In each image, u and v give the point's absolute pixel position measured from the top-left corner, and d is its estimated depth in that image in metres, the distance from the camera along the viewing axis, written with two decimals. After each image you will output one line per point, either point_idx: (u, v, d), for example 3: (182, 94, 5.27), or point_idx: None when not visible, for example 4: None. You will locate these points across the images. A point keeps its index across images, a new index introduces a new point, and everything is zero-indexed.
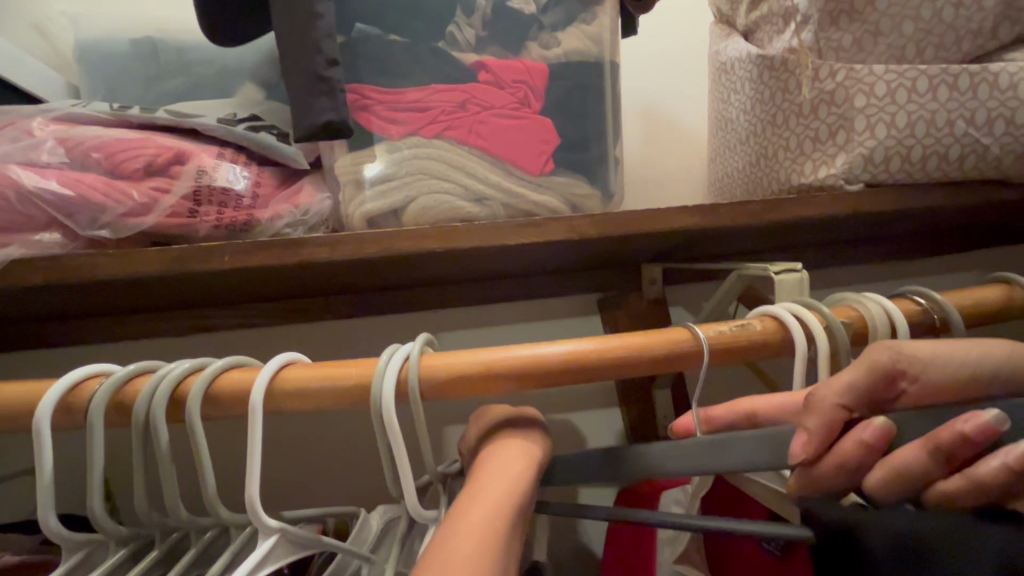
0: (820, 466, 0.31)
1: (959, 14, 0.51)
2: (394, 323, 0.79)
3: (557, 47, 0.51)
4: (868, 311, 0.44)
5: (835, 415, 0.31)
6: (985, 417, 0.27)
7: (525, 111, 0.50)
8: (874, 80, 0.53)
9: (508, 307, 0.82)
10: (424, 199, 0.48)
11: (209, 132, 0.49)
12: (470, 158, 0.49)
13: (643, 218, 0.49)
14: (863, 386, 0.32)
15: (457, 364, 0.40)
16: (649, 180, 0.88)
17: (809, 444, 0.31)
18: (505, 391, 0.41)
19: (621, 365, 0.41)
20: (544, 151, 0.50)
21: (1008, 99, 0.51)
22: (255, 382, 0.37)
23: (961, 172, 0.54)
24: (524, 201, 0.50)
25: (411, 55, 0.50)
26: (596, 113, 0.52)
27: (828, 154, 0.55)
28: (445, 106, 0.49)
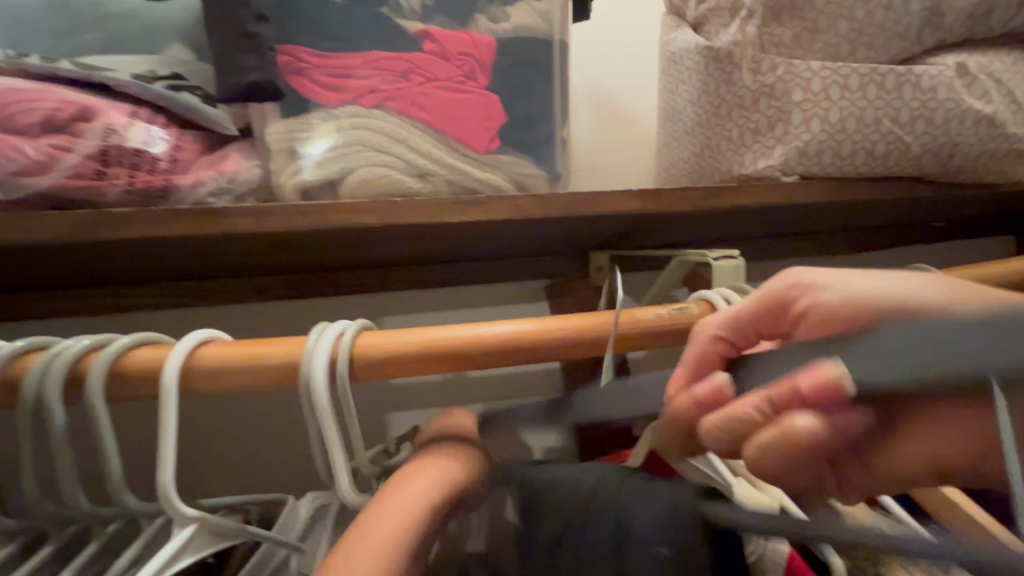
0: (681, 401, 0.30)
1: (888, 17, 0.54)
2: (336, 305, 0.76)
3: (505, 21, 0.50)
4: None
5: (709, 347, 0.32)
6: (820, 366, 0.22)
7: (471, 85, 0.48)
8: (811, 76, 0.55)
9: (456, 292, 0.81)
10: (362, 171, 0.46)
11: (121, 89, 0.44)
12: (412, 131, 0.47)
13: (588, 200, 0.49)
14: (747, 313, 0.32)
15: (391, 343, 0.38)
16: (600, 169, 0.88)
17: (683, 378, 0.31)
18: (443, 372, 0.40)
19: (564, 346, 0.41)
20: (490, 127, 0.49)
21: (929, 100, 0.53)
22: (167, 360, 0.34)
23: (885, 168, 0.56)
24: (468, 177, 0.48)
25: (350, 18, 0.47)
26: (544, 92, 0.51)
27: (767, 146, 0.57)
28: (386, 76, 0.46)
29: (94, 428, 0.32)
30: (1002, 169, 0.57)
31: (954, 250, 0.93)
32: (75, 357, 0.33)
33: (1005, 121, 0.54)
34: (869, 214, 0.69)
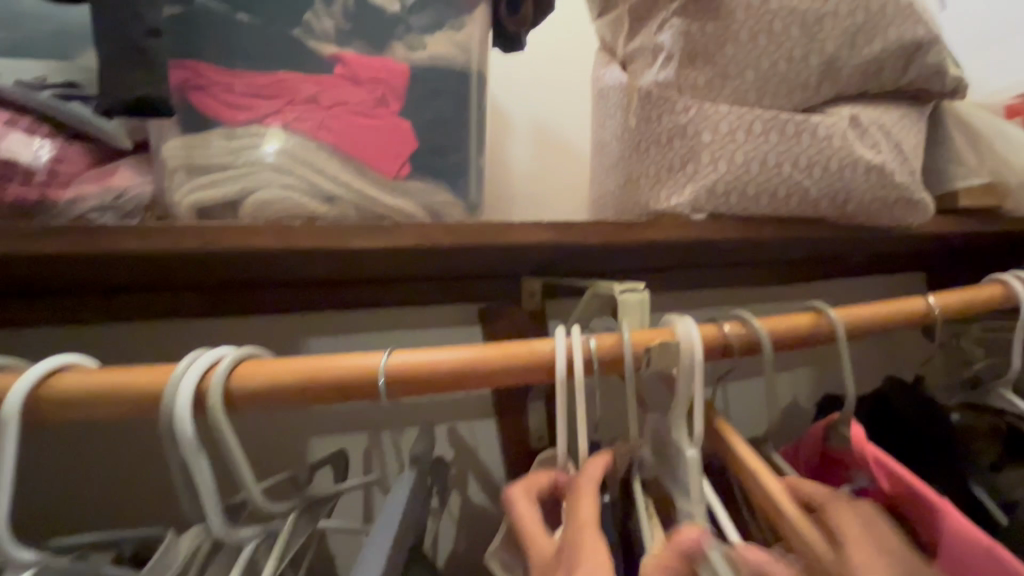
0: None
1: (790, 68, 0.57)
2: (258, 325, 0.74)
3: (422, 50, 0.50)
4: (684, 334, 0.45)
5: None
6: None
7: (382, 111, 0.48)
8: (718, 119, 0.57)
9: (388, 315, 0.80)
10: (263, 193, 0.45)
11: (4, 96, 0.42)
12: (318, 155, 0.46)
13: (495, 230, 0.49)
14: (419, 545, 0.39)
15: (269, 373, 0.36)
16: (538, 196, 0.90)
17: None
18: (328, 403, 0.38)
19: (451, 378, 0.40)
20: (400, 154, 0.48)
21: (826, 148, 0.56)
22: (11, 390, 0.32)
23: (788, 210, 0.59)
24: (376, 204, 0.48)
25: (260, 37, 0.46)
26: (459, 122, 0.51)
27: (679, 185, 0.59)
28: (292, 97, 0.46)
29: None
30: (893, 217, 0.61)
31: (863, 286, 0.99)
32: None
33: (892, 171, 0.58)
34: (781, 250, 0.72)
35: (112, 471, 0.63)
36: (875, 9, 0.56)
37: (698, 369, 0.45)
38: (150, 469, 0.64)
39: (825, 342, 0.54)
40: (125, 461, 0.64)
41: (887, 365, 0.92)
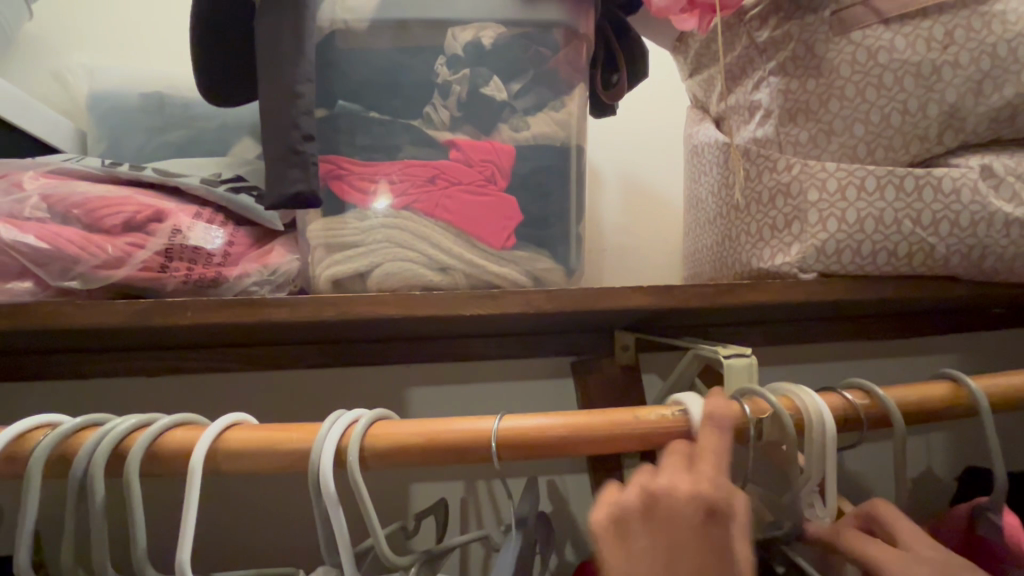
0: None
1: (905, 120, 0.55)
2: (369, 374, 0.81)
3: (525, 130, 0.55)
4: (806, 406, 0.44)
5: None
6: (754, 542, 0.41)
7: (491, 189, 0.52)
8: (826, 176, 0.56)
9: (485, 366, 0.83)
10: (388, 266, 0.50)
11: (192, 192, 0.52)
12: (436, 231, 0.51)
13: (596, 295, 0.51)
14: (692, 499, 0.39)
15: (400, 436, 0.40)
16: (629, 248, 0.91)
17: None
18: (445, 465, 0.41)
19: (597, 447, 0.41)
20: (507, 227, 0.52)
21: (953, 203, 0.52)
22: (197, 445, 0.38)
23: (911, 268, 0.55)
24: (486, 272, 0.52)
25: (389, 130, 0.53)
26: (559, 194, 0.55)
27: (784, 243, 0.58)
28: (414, 181, 0.52)
29: (128, 501, 0.36)
30: None
31: (1005, 341, 0.88)
32: (120, 438, 0.38)
33: None
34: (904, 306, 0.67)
35: (248, 506, 0.71)
36: (1002, 54, 0.52)
37: (814, 446, 0.43)
38: (277, 506, 0.71)
39: (966, 415, 0.49)
40: (258, 500, 0.71)
41: None
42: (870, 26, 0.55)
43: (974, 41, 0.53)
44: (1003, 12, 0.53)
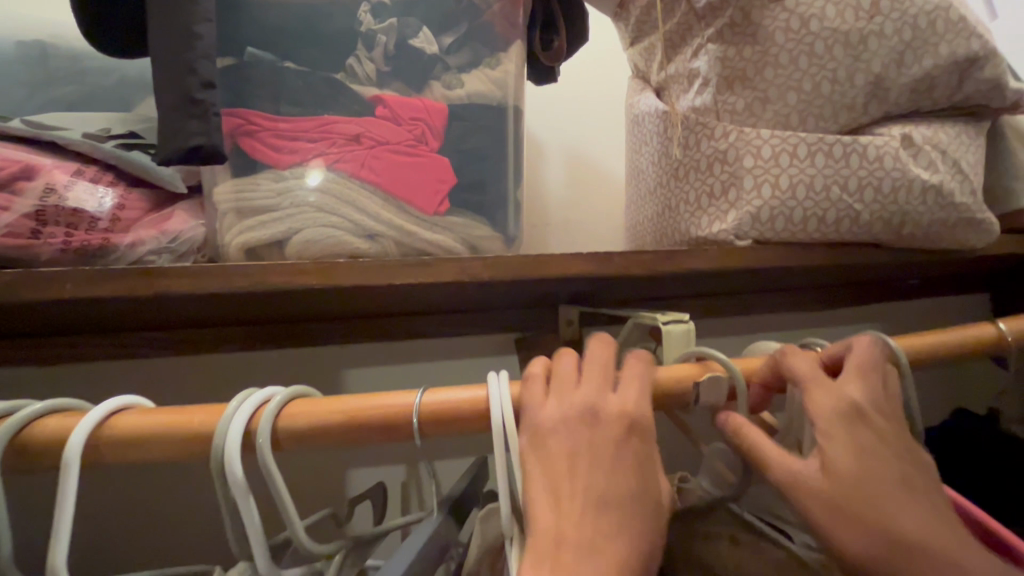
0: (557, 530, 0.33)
1: (834, 89, 0.56)
2: (300, 356, 0.75)
3: (459, 88, 0.51)
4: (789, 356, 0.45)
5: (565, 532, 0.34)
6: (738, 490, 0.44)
7: (422, 149, 0.49)
8: (760, 143, 0.56)
9: (425, 345, 0.80)
10: (309, 232, 0.46)
11: (71, 147, 0.45)
12: (361, 193, 0.47)
13: (533, 262, 0.49)
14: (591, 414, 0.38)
15: (320, 416, 0.36)
16: (572, 222, 0.89)
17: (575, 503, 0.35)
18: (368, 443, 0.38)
19: (503, 418, 0.38)
20: (439, 189, 0.49)
21: (878, 169, 0.54)
22: (73, 432, 0.33)
23: (838, 234, 0.56)
24: (417, 239, 0.48)
25: (307, 84, 0.48)
26: (495, 156, 0.52)
27: (721, 211, 0.58)
28: (336, 138, 0.47)
29: None
30: (954, 238, 0.57)
31: (918, 310, 0.95)
32: None
33: (951, 191, 0.55)
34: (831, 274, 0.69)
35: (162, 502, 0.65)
36: (922, 25, 0.54)
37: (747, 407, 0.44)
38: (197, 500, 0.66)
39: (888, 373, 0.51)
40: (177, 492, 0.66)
41: (952, 395, 0.86)
42: None
43: (897, 12, 0.54)
44: None
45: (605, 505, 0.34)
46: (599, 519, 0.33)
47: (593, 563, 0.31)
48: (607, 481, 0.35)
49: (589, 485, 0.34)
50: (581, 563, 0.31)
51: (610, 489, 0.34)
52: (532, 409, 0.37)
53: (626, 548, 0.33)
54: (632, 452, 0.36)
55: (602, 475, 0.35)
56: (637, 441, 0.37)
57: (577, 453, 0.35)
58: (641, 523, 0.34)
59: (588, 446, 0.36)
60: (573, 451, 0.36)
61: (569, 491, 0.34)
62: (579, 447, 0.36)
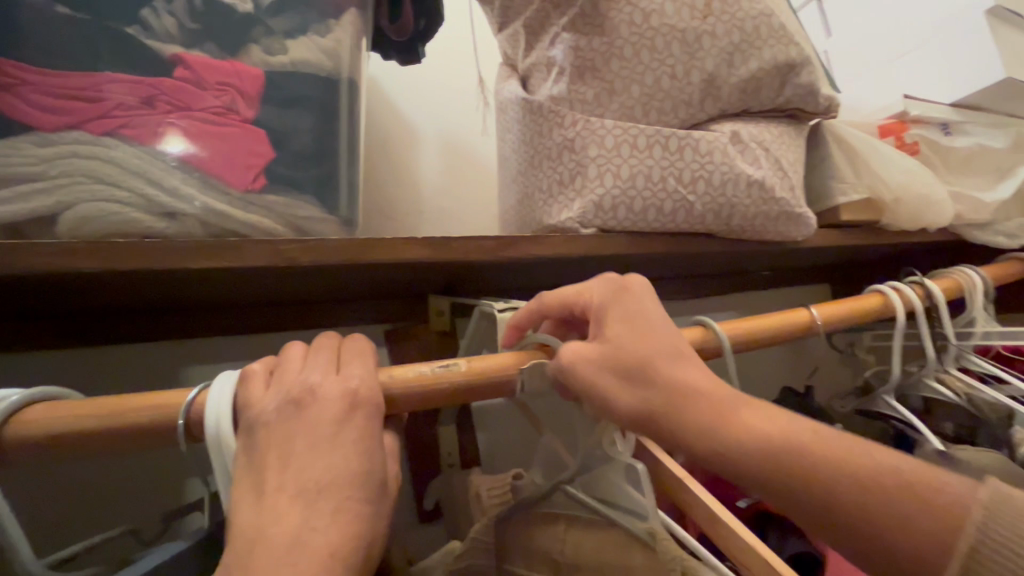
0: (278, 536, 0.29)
1: (673, 84, 0.58)
2: (126, 355, 0.66)
3: (282, 54, 0.47)
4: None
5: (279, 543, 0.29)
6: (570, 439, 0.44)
7: (232, 118, 0.44)
8: (604, 133, 0.57)
9: (282, 338, 0.74)
10: (82, 207, 0.39)
11: None
12: (152, 164, 0.41)
13: (361, 246, 0.46)
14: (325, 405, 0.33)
15: (71, 417, 0.32)
16: (449, 210, 0.87)
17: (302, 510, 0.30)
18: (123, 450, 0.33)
19: (219, 420, 0.34)
20: (254, 164, 0.44)
21: (708, 163, 0.57)
22: None
23: (675, 225, 0.58)
24: (227, 219, 0.43)
25: (86, 32, 0.41)
26: (325, 132, 0.48)
27: (569, 199, 0.58)
28: (122, 100, 0.41)
29: None
30: (777, 231, 0.62)
31: (767, 300, 1.03)
32: None
33: (773, 187, 0.59)
34: (683, 265, 0.73)
35: None
36: (749, 30, 0.57)
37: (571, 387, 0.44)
38: None
39: (713, 356, 0.54)
40: None
41: (791, 376, 0.95)
42: None
43: (727, 15, 0.57)
44: None
45: (309, 494, 0.30)
46: (296, 512, 0.30)
47: (279, 563, 0.28)
48: (311, 469, 0.31)
49: (298, 474, 0.31)
50: (266, 561, 0.28)
51: (316, 475, 0.31)
52: (246, 402, 0.34)
53: (330, 536, 0.29)
54: (352, 434, 0.33)
55: (311, 462, 0.31)
56: (360, 420, 0.33)
57: (286, 444, 0.32)
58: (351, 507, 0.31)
59: (295, 434, 0.32)
60: (295, 432, 0.32)
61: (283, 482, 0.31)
62: (289, 437, 0.32)
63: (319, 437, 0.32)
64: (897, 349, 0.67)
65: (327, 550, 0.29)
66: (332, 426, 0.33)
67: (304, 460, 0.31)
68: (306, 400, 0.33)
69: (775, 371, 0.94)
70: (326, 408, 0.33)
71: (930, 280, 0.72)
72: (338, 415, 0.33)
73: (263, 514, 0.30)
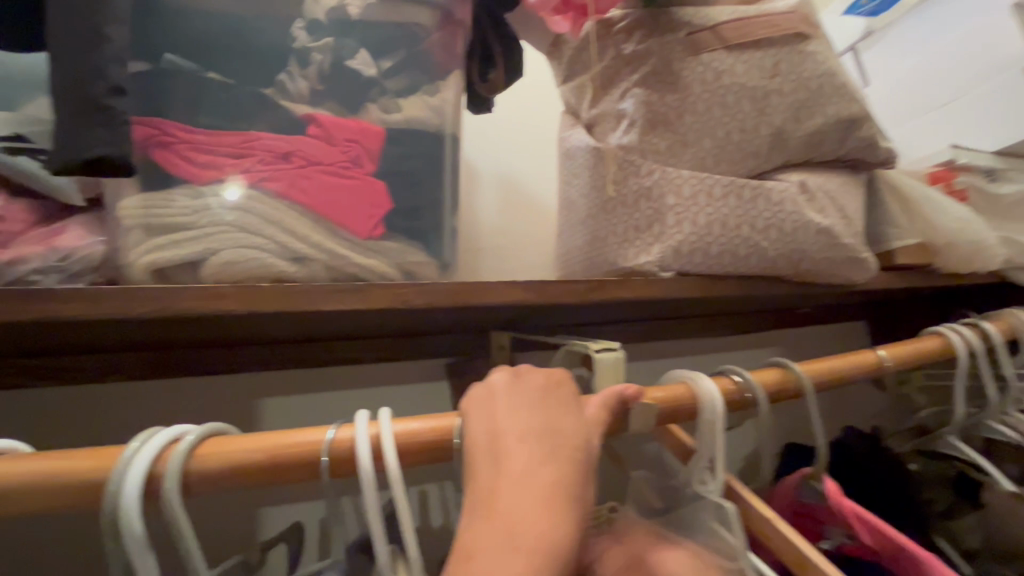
0: (520, 538, 0.29)
1: (742, 137, 0.61)
2: (211, 385, 0.69)
3: (396, 113, 0.51)
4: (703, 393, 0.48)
5: (529, 543, 0.29)
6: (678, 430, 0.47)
7: (356, 171, 0.48)
8: (681, 182, 0.60)
9: (353, 370, 0.76)
10: (227, 253, 0.42)
11: None
12: (289, 214, 0.45)
13: (467, 289, 0.49)
14: (495, 410, 0.37)
15: (233, 453, 0.33)
16: (505, 248, 0.90)
17: (527, 504, 0.31)
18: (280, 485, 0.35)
19: (365, 460, 0.35)
20: (374, 215, 0.48)
21: (779, 213, 0.60)
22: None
23: (747, 269, 0.61)
24: (349, 264, 0.46)
25: (233, 96, 0.46)
26: (432, 182, 0.52)
27: (646, 243, 0.61)
28: (264, 156, 0.45)
29: None
30: (843, 274, 0.64)
31: (808, 337, 1.05)
32: None
33: (839, 233, 0.62)
34: (741, 304, 0.75)
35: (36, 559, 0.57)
36: (813, 88, 0.61)
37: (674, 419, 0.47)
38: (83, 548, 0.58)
39: (793, 397, 0.56)
40: (49, 543, 0.57)
41: (837, 414, 0.96)
42: (716, 50, 0.61)
43: (793, 74, 0.61)
44: (813, 53, 0.62)
45: (516, 498, 0.31)
46: (499, 499, 0.31)
47: (515, 555, 0.29)
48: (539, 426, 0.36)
49: (503, 431, 0.35)
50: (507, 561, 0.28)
51: (529, 428, 0.35)
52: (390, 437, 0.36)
53: (541, 482, 0.32)
54: (525, 439, 0.35)
55: (513, 460, 0.33)
56: (535, 413, 0.36)
57: (520, 409, 0.36)
58: (555, 460, 0.34)
59: (556, 399, 0.38)
60: (486, 439, 0.35)
61: (502, 482, 0.32)
62: (523, 403, 0.37)
63: (511, 437, 0.35)
64: (960, 390, 0.69)
65: (553, 487, 0.32)
66: (508, 419, 0.36)
67: (500, 456, 0.34)
68: (482, 405, 0.37)
69: (823, 407, 0.95)
70: (494, 412, 0.36)
71: (985, 322, 0.74)
72: (510, 409, 0.37)
73: (486, 473, 0.33)
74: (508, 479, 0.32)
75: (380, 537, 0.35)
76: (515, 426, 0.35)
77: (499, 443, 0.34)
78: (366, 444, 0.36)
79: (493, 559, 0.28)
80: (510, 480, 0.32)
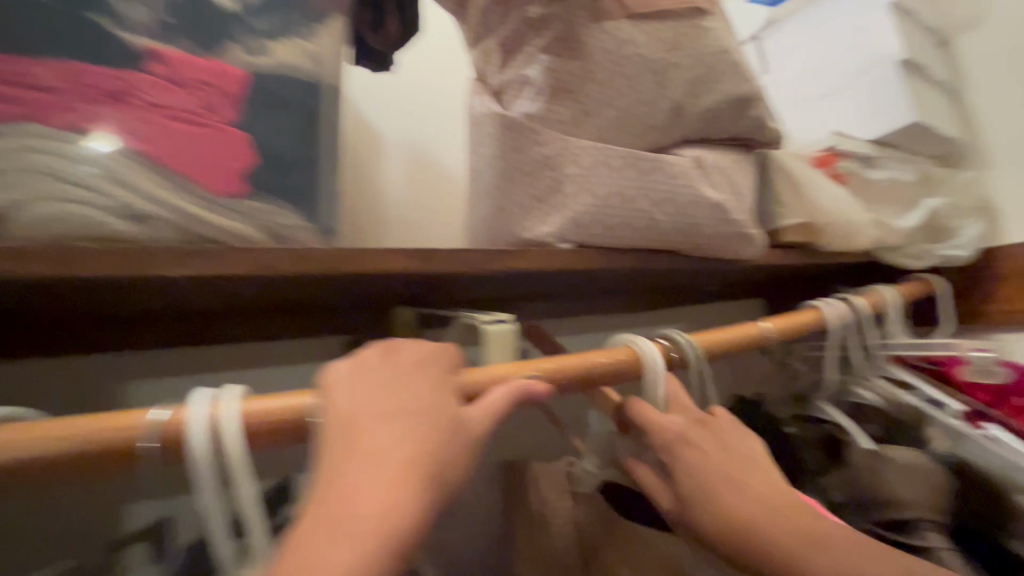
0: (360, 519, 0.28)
1: (642, 110, 0.61)
2: (58, 370, 0.60)
3: (265, 56, 0.46)
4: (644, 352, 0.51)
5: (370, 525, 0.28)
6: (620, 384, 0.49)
7: (211, 118, 0.42)
8: (580, 152, 0.59)
9: (237, 350, 0.69)
10: (39, 207, 0.35)
11: None
12: (122, 163, 0.38)
13: (344, 255, 0.45)
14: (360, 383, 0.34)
15: (26, 446, 0.28)
16: (412, 220, 0.86)
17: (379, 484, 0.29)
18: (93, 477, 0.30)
19: (200, 446, 0.31)
20: (234, 168, 0.42)
21: (674, 186, 0.60)
22: None
23: (644, 243, 0.62)
24: (204, 224, 0.40)
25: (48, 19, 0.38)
26: (307, 136, 0.48)
27: (546, 214, 0.60)
28: (89, 93, 0.38)
29: None
30: (733, 250, 0.67)
31: (709, 314, 1.11)
32: None
33: (730, 209, 0.64)
34: (643, 280, 0.77)
35: None
36: (710, 64, 0.62)
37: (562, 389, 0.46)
38: None
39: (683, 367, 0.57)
40: None
41: (732, 385, 1.02)
42: (618, 19, 0.60)
43: (692, 49, 0.61)
44: (710, 30, 0.63)
45: (370, 476, 0.29)
46: (349, 478, 0.29)
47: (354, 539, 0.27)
48: (399, 405, 0.33)
49: (366, 404, 0.33)
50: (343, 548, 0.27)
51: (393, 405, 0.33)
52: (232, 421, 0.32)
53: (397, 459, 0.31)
54: (387, 414, 0.33)
55: (371, 437, 0.31)
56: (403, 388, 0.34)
57: (385, 384, 0.34)
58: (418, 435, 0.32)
59: (427, 374, 0.36)
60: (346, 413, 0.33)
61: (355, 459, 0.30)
62: (388, 378, 0.35)
63: (371, 413, 0.33)
64: (830, 358, 0.74)
65: (400, 470, 0.30)
66: (375, 394, 0.34)
67: (357, 432, 0.32)
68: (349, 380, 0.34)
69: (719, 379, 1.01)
70: (357, 386, 0.34)
71: (855, 296, 0.81)
72: (379, 385, 0.34)
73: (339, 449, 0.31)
74: (361, 457, 0.30)
75: (218, 528, 0.32)
76: (380, 401, 0.33)
77: (357, 420, 0.32)
78: (204, 429, 0.31)
79: (320, 548, 0.27)
80: (364, 459, 0.30)
